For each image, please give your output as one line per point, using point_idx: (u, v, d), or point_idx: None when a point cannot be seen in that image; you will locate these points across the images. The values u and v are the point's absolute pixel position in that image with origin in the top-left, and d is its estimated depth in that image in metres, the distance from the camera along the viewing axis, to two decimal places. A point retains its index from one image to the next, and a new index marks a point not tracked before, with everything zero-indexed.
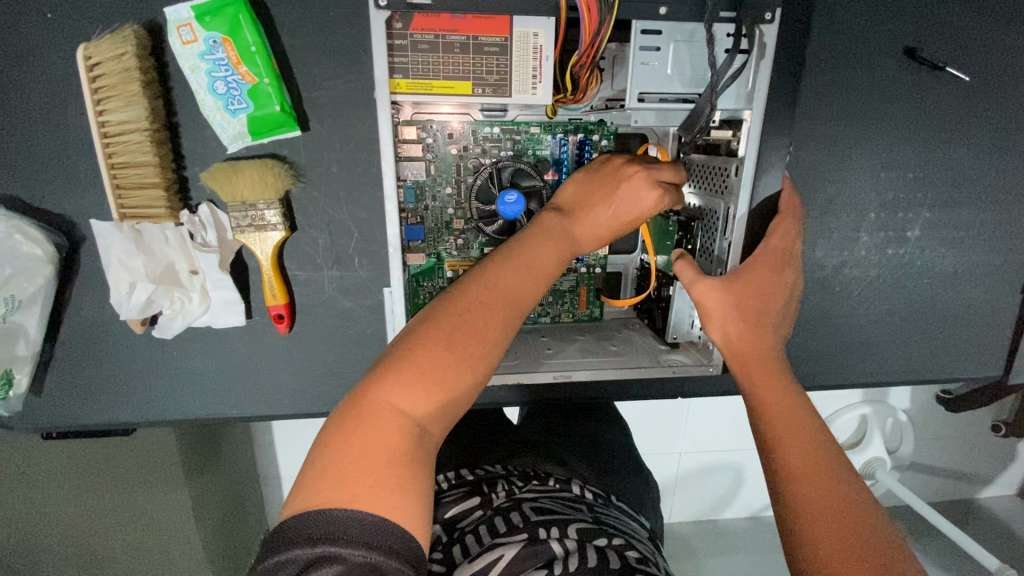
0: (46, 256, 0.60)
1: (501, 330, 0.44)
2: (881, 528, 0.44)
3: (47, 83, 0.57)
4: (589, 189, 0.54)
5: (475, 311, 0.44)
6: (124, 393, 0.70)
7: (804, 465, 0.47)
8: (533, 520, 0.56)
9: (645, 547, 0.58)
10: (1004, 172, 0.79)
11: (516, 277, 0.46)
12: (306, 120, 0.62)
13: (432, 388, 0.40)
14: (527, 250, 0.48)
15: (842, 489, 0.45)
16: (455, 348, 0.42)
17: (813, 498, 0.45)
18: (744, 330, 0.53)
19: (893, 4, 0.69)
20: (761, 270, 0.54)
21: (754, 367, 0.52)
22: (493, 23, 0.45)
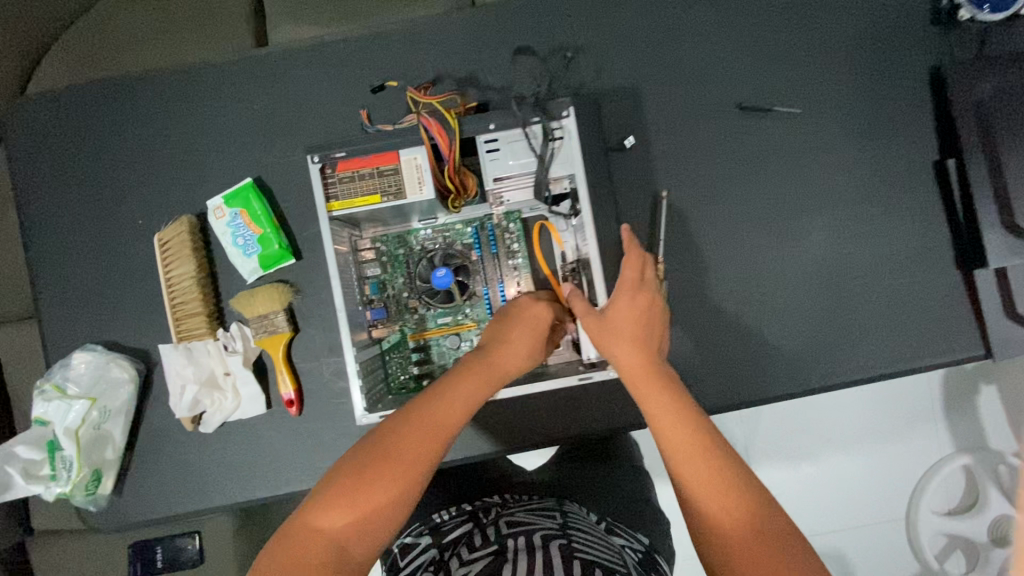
0: (130, 376, 0.85)
1: (414, 455, 0.59)
2: (759, 491, 0.54)
3: (137, 262, 0.88)
4: (497, 329, 0.75)
5: (402, 444, 0.59)
6: (179, 485, 0.88)
7: (692, 458, 0.56)
8: (509, 533, 0.74)
9: (600, 540, 0.75)
10: (874, 172, 0.91)
11: (432, 408, 0.63)
12: (299, 252, 0.88)
13: (353, 510, 0.55)
14: (439, 391, 0.66)
15: (727, 468, 0.55)
16: (390, 483, 0.57)
17: (709, 490, 0.54)
18: (624, 362, 0.66)
19: (711, 77, 0.90)
20: (621, 303, 0.70)
21: (639, 384, 0.64)
22: (386, 157, 0.70)
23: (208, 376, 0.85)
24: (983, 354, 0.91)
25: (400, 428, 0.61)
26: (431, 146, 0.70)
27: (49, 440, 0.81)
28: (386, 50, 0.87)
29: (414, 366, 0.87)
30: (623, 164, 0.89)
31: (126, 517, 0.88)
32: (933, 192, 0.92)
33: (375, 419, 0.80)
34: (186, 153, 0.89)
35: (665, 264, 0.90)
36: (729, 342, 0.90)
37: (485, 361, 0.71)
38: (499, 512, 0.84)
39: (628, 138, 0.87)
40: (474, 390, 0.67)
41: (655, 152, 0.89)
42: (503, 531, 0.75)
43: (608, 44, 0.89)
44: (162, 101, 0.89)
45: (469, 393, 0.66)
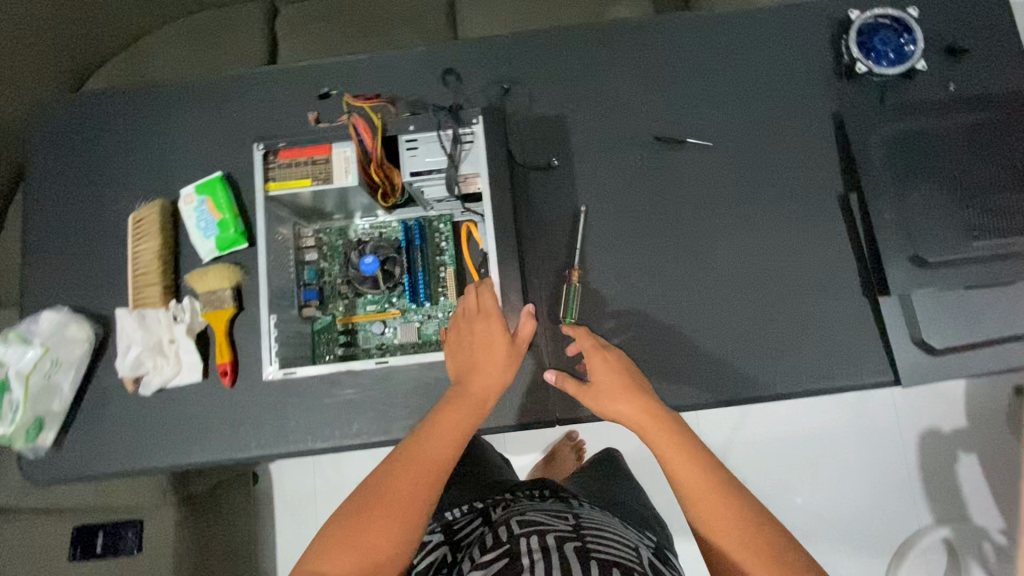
0: (87, 335, 0.94)
1: (417, 495, 0.70)
2: (754, 511, 0.69)
3: (113, 238, 1.00)
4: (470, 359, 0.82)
5: (403, 487, 0.70)
6: (115, 445, 0.94)
7: (700, 494, 0.70)
8: (522, 533, 0.81)
9: (606, 541, 0.82)
10: (781, 201, 0.99)
11: (428, 450, 0.73)
12: (253, 238, 0.99)
13: (364, 554, 0.66)
14: (432, 430, 0.76)
15: (725, 495, 0.69)
16: (393, 523, 0.67)
17: (716, 514, 0.68)
18: (621, 412, 0.79)
19: (631, 111, 1.01)
20: (600, 365, 0.83)
21: (647, 428, 0.76)
22: (320, 148, 0.82)
23: (154, 341, 0.94)
24: (892, 379, 0.93)
25: (403, 472, 0.71)
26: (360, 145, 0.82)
27: (2, 381, 0.90)
28: (346, 72, 1.02)
29: (340, 347, 0.94)
30: (548, 179, 0.99)
31: (60, 472, 0.93)
32: (839, 223, 0.98)
33: (276, 374, 0.90)
34: (170, 150, 1.03)
35: (582, 271, 0.97)
36: (641, 349, 0.95)
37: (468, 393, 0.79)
38: (511, 512, 0.91)
39: (552, 159, 0.98)
40: (459, 423, 0.76)
41: (577, 171, 0.99)
42: (516, 531, 0.81)
43: (539, 77, 1.02)
44: (155, 102, 1.05)
45: (453, 428, 0.76)
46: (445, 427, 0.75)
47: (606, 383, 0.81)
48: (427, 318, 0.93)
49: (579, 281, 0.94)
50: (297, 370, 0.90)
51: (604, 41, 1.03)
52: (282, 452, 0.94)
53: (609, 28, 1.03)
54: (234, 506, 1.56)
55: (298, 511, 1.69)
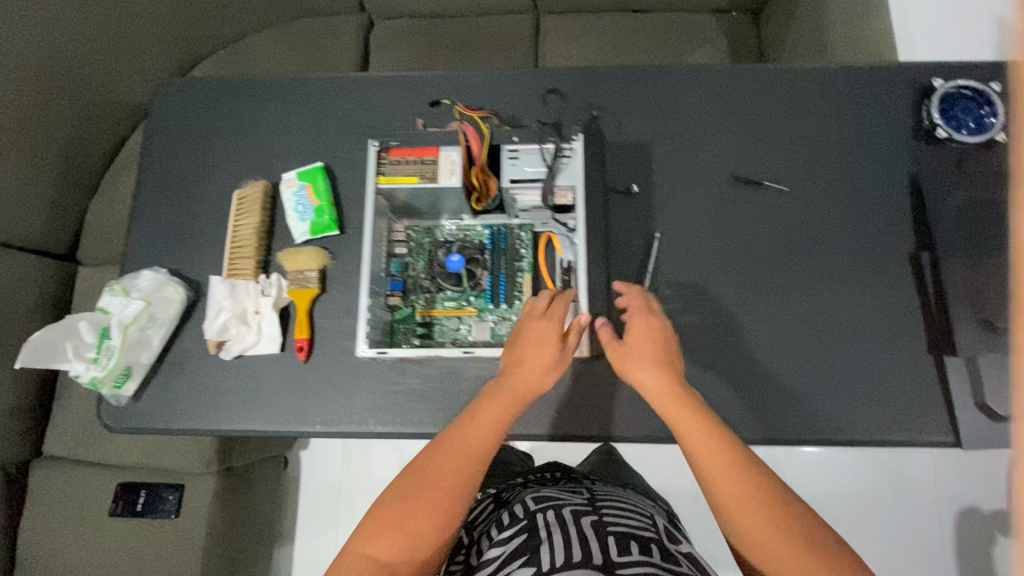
0: (180, 297, 1.00)
1: (451, 482, 0.73)
2: (793, 507, 0.69)
3: (214, 210, 1.08)
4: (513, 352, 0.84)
5: (437, 473, 0.73)
6: (188, 403, 1.00)
7: (733, 484, 0.70)
8: (539, 508, 0.89)
9: (617, 512, 0.90)
10: (851, 252, 1.02)
11: (464, 441, 0.76)
12: (343, 226, 1.05)
13: (399, 536, 0.70)
14: (472, 420, 0.79)
15: (761, 489, 0.69)
16: (430, 508, 0.71)
17: (749, 507, 0.68)
18: (652, 384, 0.78)
19: (712, 149, 1.06)
20: (638, 334, 0.82)
21: (675, 406, 0.76)
22: (429, 150, 0.89)
23: (240, 310, 1.00)
24: (952, 440, 0.93)
25: (437, 459, 0.75)
26: (467, 152, 0.89)
27: (104, 327, 0.95)
28: (449, 85, 1.10)
29: (416, 338, 0.99)
30: (626, 203, 1.04)
31: (135, 423, 0.99)
32: (907, 279, 1.00)
33: (370, 354, 0.94)
34: (278, 137, 1.11)
35: (650, 294, 1.00)
36: (699, 377, 0.97)
37: (508, 385, 0.81)
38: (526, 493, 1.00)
39: (633, 185, 1.03)
40: (497, 415, 0.78)
41: (655, 199, 1.04)
42: (533, 507, 0.90)
43: (628, 107, 1.08)
44: (269, 92, 1.13)
45: (491, 421, 0.78)
46: (484, 418, 0.78)
47: (638, 345, 0.81)
48: (500, 320, 0.98)
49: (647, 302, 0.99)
50: (390, 350, 0.94)
51: (693, 80, 1.09)
52: (342, 430, 0.97)
53: (699, 70, 1.09)
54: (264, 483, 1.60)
55: (322, 499, 1.72)
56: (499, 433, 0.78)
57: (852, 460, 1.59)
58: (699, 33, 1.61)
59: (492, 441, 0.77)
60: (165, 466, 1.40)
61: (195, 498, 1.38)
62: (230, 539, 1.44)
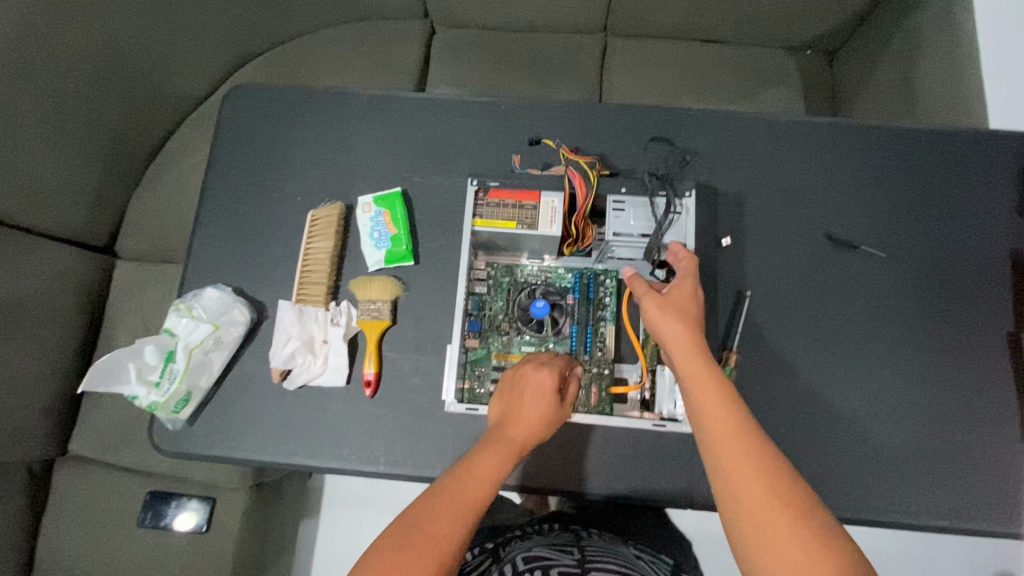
0: (246, 319, 0.96)
1: (452, 531, 0.63)
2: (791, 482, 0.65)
3: (284, 228, 1.04)
4: (508, 400, 0.78)
5: (437, 520, 0.64)
6: (243, 431, 0.94)
7: (731, 445, 0.67)
8: (527, 567, 0.79)
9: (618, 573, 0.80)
10: (947, 328, 0.98)
11: (464, 484, 0.67)
12: (418, 257, 1.01)
13: None
14: (467, 463, 0.70)
15: (759, 455, 0.66)
16: (433, 560, 0.61)
17: (741, 468, 0.66)
18: (671, 338, 0.77)
19: (807, 207, 1.02)
20: (681, 292, 0.81)
21: (691, 358, 0.75)
22: (530, 195, 0.89)
23: (308, 339, 0.95)
24: None
25: (431, 504, 0.65)
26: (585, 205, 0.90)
27: (169, 351, 0.92)
28: (537, 119, 1.06)
29: (490, 383, 0.93)
30: (716, 257, 1.00)
31: (186, 447, 0.94)
32: (1004, 361, 0.96)
33: (459, 410, 0.91)
34: (353, 157, 1.07)
35: (737, 355, 0.96)
36: (784, 446, 0.93)
37: (506, 434, 0.74)
38: (515, 549, 0.89)
39: (726, 238, 0.99)
40: (493, 462, 0.70)
41: (746, 255, 1.00)
42: (522, 566, 0.80)
43: (722, 157, 1.03)
44: (347, 109, 1.09)
45: (490, 468, 0.70)
46: (484, 462, 0.70)
47: (678, 300, 0.80)
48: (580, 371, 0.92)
49: (734, 365, 0.94)
50: (480, 407, 0.90)
51: (790, 134, 1.05)
52: (406, 473, 0.93)
53: (798, 124, 1.05)
54: (288, 502, 1.54)
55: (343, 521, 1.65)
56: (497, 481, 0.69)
57: (909, 539, 1.49)
58: (776, 71, 1.49)
59: (491, 489, 0.68)
60: (196, 476, 1.36)
61: (224, 513, 1.34)
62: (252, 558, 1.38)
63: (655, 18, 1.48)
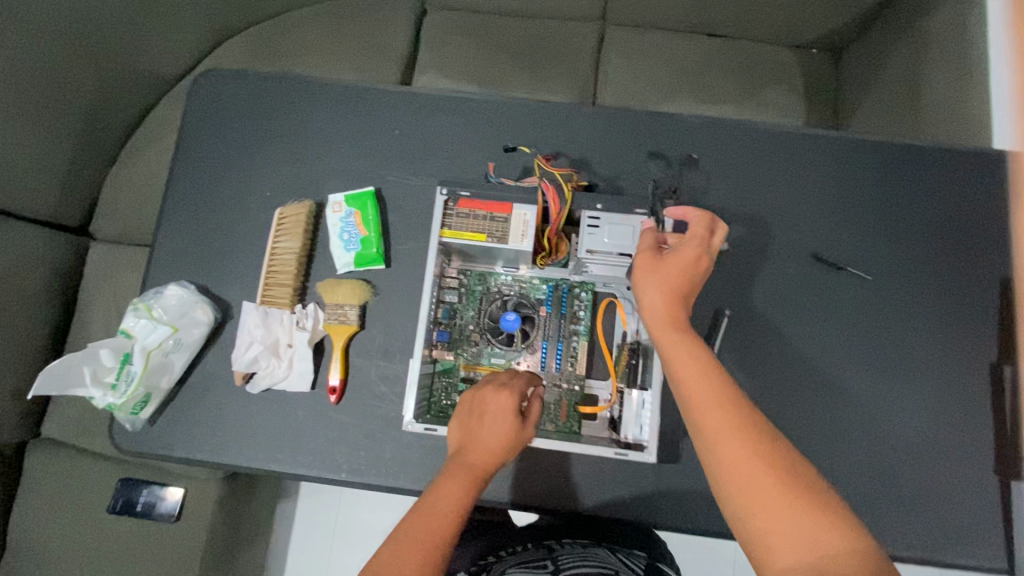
0: (209, 320, 0.93)
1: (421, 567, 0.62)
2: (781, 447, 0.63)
3: (253, 225, 1.00)
4: (466, 425, 0.76)
5: (407, 556, 0.62)
6: (204, 434, 0.93)
7: (723, 418, 0.65)
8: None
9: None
10: (929, 355, 0.95)
11: (431, 519, 0.66)
12: (390, 260, 0.97)
13: None
14: (432, 493, 0.69)
15: (750, 425, 0.64)
16: None
17: (734, 438, 0.64)
18: (658, 308, 0.74)
19: (795, 224, 0.98)
20: (672, 258, 0.76)
21: (677, 329, 0.72)
22: (502, 207, 0.87)
23: (273, 343, 0.93)
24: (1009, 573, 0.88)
25: (398, 540, 0.64)
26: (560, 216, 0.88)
27: (126, 353, 0.91)
28: (519, 119, 1.01)
29: (457, 396, 0.91)
30: None
31: (147, 448, 0.92)
32: (986, 392, 0.94)
33: (418, 429, 0.87)
34: (327, 151, 1.02)
35: None
36: None
37: (467, 462, 0.72)
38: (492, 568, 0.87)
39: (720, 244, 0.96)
40: (455, 492, 0.69)
41: (728, 271, 0.97)
42: None
43: (711, 168, 0.99)
44: (322, 101, 1.04)
45: (453, 497, 0.68)
46: (447, 492, 0.69)
47: (668, 266, 0.75)
48: (549, 387, 0.90)
49: None
50: (438, 428, 0.86)
51: (783, 146, 1.00)
52: (369, 483, 0.91)
53: (793, 134, 1.00)
54: (263, 492, 1.55)
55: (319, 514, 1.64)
56: (461, 512, 0.68)
57: None
58: (779, 69, 1.42)
59: (456, 521, 0.66)
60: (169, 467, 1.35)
61: (195, 504, 1.33)
62: (223, 549, 1.38)
63: (655, 7, 1.40)
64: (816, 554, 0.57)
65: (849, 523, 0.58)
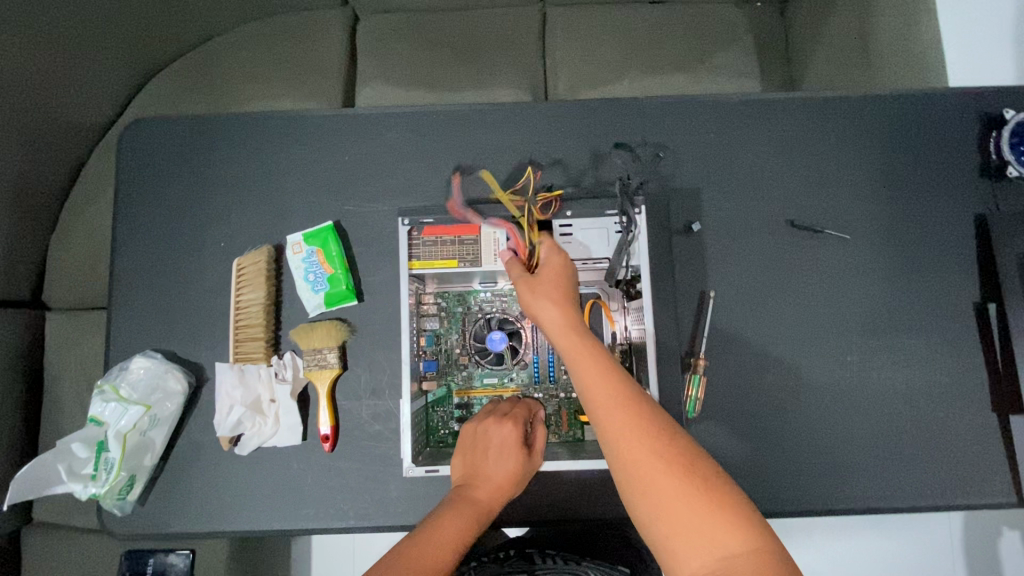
0: (183, 389, 0.89)
1: None
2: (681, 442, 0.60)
3: (212, 280, 0.95)
4: (468, 458, 0.76)
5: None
6: (200, 505, 0.89)
7: (621, 421, 0.61)
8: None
9: None
10: (915, 303, 0.95)
11: (423, 550, 0.62)
12: (363, 294, 0.94)
13: None
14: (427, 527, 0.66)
15: (648, 424, 0.61)
16: None
17: (632, 440, 0.59)
18: (547, 319, 0.70)
19: (767, 193, 0.96)
20: (547, 270, 0.74)
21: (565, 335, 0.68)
22: (469, 227, 0.84)
23: (255, 400, 0.89)
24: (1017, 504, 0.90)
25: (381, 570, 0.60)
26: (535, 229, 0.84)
27: (100, 441, 0.86)
28: (472, 126, 0.97)
29: (455, 422, 0.89)
30: (676, 259, 0.95)
31: (142, 530, 0.88)
32: (973, 332, 0.94)
33: (420, 473, 0.81)
34: (277, 189, 0.97)
35: (705, 359, 0.92)
36: (760, 446, 0.91)
37: (472, 497, 0.71)
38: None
39: (695, 224, 0.94)
40: (458, 526, 0.67)
41: (707, 252, 0.95)
42: None
43: (676, 149, 0.97)
44: (264, 137, 0.98)
45: (452, 531, 0.66)
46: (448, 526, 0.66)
47: (545, 279, 0.73)
48: (546, 400, 0.89)
49: (703, 370, 0.90)
50: (440, 467, 0.80)
51: (745, 115, 0.97)
52: (378, 525, 0.89)
53: (751, 101, 0.98)
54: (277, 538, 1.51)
55: None
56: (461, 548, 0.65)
57: None
58: (729, 28, 1.39)
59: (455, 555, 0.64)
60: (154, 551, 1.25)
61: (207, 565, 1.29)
62: None
63: None
64: (720, 556, 0.53)
65: (749, 513, 0.56)
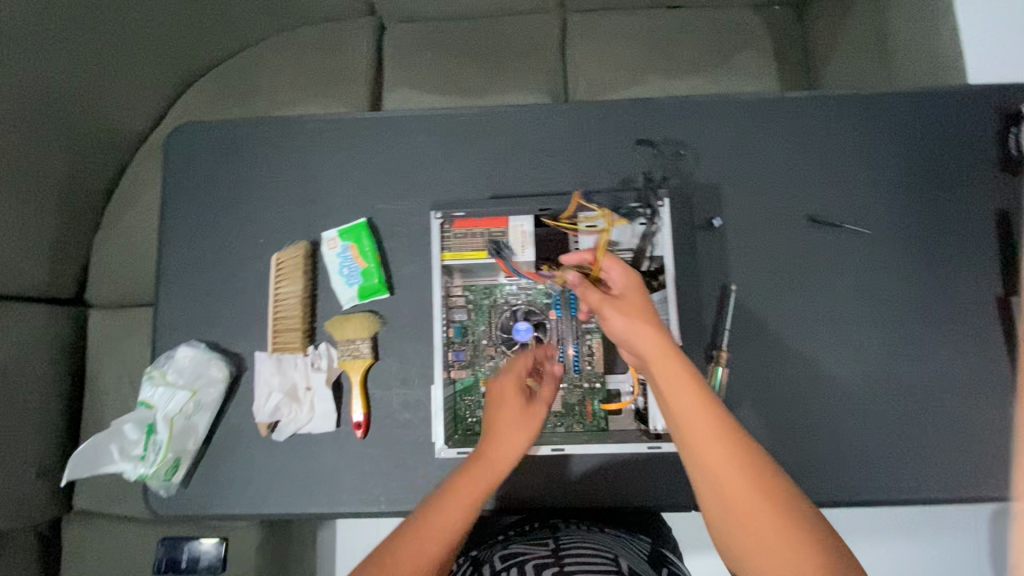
0: (225, 376, 0.93)
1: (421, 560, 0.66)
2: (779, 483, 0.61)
3: (251, 274, 1.00)
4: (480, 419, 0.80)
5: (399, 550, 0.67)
6: (239, 488, 0.93)
7: (717, 456, 0.62)
8: (502, 566, 0.73)
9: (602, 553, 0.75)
10: (936, 296, 0.96)
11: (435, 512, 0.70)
12: (393, 288, 0.98)
13: None
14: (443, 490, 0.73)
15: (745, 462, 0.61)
16: None
17: (730, 478, 0.60)
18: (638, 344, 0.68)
19: (787, 189, 0.98)
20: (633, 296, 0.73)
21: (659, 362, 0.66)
22: (498, 221, 0.89)
23: (292, 388, 0.94)
24: None
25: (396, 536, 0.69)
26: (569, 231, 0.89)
27: (149, 424, 0.92)
28: (498, 127, 1.00)
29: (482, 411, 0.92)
30: (697, 254, 0.97)
31: (185, 511, 0.93)
32: (996, 326, 0.95)
33: (452, 454, 0.88)
34: (312, 188, 1.01)
35: (727, 351, 0.94)
36: (782, 437, 0.93)
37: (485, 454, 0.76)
38: (493, 546, 0.82)
39: (716, 219, 0.96)
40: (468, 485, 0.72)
41: (728, 247, 0.97)
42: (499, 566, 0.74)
43: (695, 147, 0.99)
44: (300, 139, 1.03)
45: (466, 491, 0.72)
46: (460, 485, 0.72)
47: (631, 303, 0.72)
48: (570, 390, 0.91)
49: (725, 363, 0.91)
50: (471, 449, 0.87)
51: (763, 114, 1.00)
52: (408, 510, 0.92)
53: (769, 101, 1.00)
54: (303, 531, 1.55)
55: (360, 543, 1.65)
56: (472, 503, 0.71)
57: None
58: (745, 32, 1.41)
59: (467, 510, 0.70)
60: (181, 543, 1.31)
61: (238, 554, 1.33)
62: None
63: None
64: None
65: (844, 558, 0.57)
